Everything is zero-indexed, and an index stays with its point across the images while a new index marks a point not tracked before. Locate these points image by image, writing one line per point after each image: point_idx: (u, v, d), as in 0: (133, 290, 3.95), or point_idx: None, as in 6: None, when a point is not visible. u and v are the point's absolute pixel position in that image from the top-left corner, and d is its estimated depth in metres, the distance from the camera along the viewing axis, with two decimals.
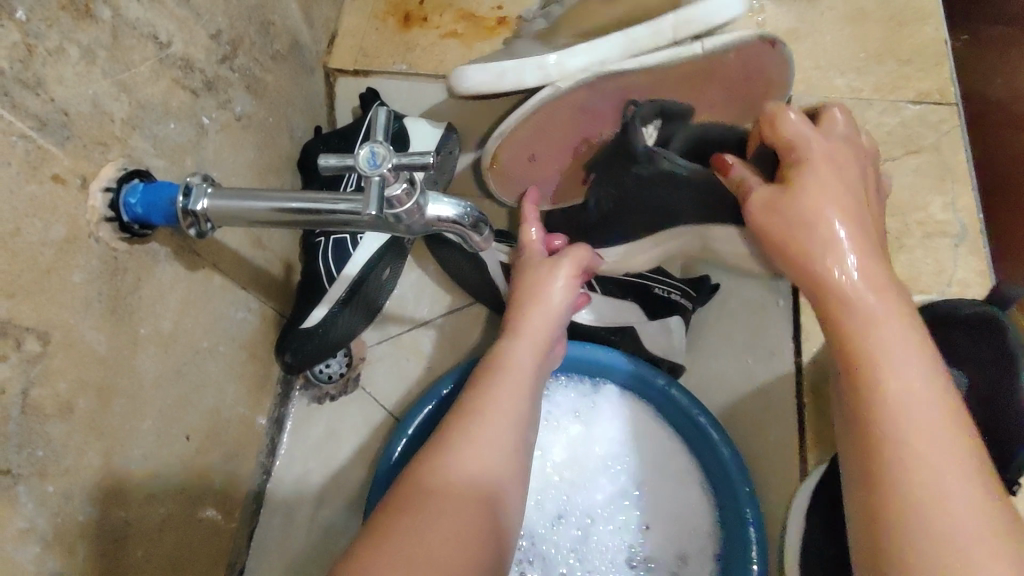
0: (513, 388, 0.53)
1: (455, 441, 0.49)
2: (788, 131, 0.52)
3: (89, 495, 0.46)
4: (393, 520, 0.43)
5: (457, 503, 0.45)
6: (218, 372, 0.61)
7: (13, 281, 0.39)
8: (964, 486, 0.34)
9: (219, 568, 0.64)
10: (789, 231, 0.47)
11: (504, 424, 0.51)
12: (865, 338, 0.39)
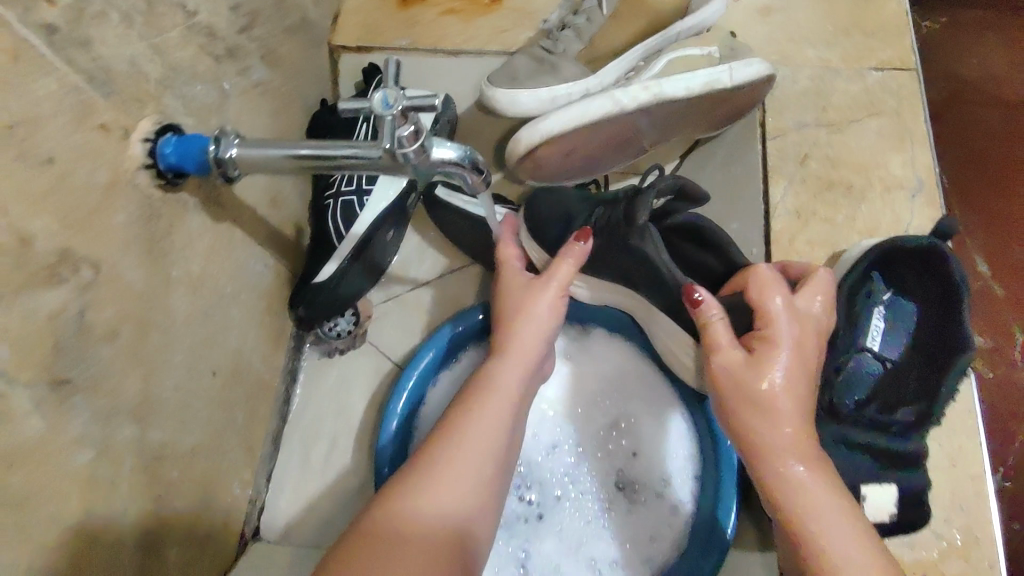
0: (494, 414, 0.55)
1: (432, 466, 0.50)
2: (767, 300, 0.52)
3: (132, 416, 0.51)
4: (375, 526, 0.45)
5: (437, 527, 0.47)
6: (238, 320, 0.66)
7: (68, 216, 0.44)
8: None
9: (241, 501, 0.70)
10: (733, 405, 0.50)
11: (484, 452, 0.52)
12: (799, 500, 0.45)
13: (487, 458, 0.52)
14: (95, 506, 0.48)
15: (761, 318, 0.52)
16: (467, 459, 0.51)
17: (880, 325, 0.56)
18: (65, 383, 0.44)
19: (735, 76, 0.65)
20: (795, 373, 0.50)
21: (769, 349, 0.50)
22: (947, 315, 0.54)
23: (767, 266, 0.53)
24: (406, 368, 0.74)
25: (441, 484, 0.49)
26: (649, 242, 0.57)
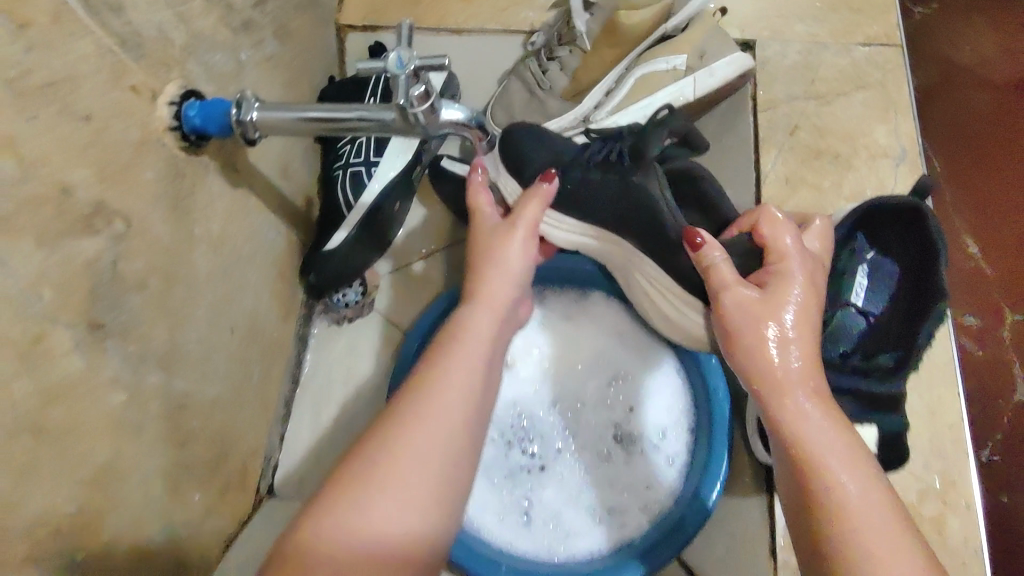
0: (467, 361, 0.57)
1: (408, 414, 0.52)
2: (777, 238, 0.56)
3: (159, 363, 0.54)
4: (358, 474, 0.49)
5: (415, 470, 0.49)
6: (255, 282, 0.69)
7: (103, 170, 0.47)
8: (905, 562, 0.42)
9: (256, 456, 0.73)
10: (748, 339, 0.53)
11: (458, 396, 0.54)
12: (809, 441, 0.47)
13: (462, 400, 0.54)
14: (127, 444, 0.51)
15: (772, 255, 0.55)
16: (443, 403, 0.53)
17: (863, 281, 0.59)
18: (99, 326, 0.47)
19: (695, 94, 0.73)
20: (801, 312, 0.53)
21: (780, 285, 0.54)
22: (924, 265, 0.57)
23: (777, 208, 0.57)
24: (407, 334, 0.79)
25: (419, 430, 0.51)
26: (654, 180, 0.62)
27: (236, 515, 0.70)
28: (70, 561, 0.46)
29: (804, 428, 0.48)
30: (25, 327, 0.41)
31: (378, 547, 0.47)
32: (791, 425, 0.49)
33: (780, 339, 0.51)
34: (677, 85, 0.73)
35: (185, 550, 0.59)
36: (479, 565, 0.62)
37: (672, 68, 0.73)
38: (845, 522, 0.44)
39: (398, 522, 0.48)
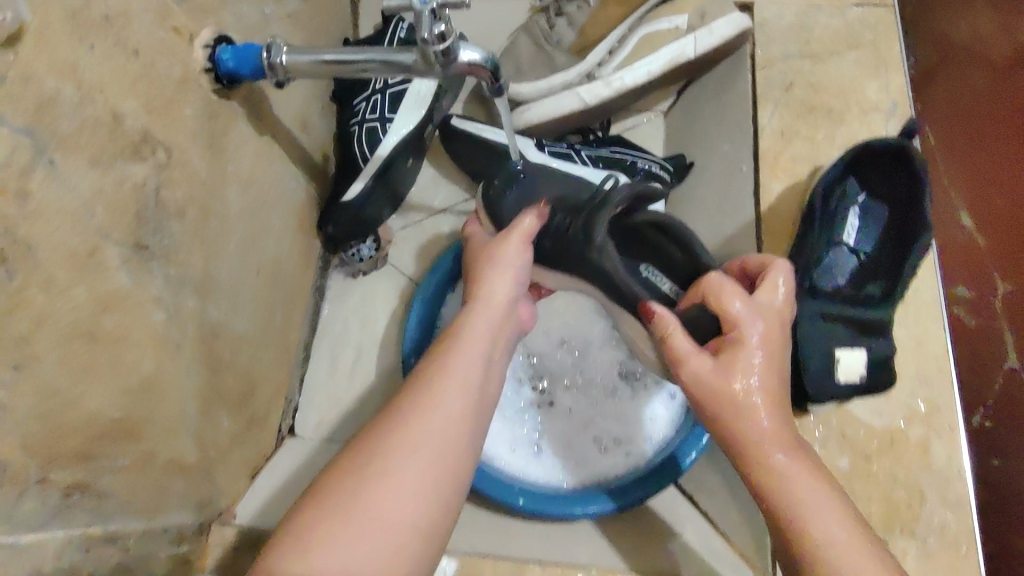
0: (465, 359, 0.56)
1: (402, 411, 0.51)
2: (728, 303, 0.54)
3: (194, 291, 0.58)
4: (352, 466, 0.48)
5: (407, 463, 0.48)
6: (277, 228, 0.73)
7: (151, 102, 0.50)
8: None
9: (279, 394, 0.77)
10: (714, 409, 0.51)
11: (456, 392, 0.53)
12: (788, 487, 0.48)
13: (459, 397, 0.53)
14: (166, 361, 0.55)
15: (725, 325, 0.54)
16: (437, 399, 0.52)
17: (853, 223, 0.66)
18: (143, 249, 0.51)
19: (695, 51, 0.77)
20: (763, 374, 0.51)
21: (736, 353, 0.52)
22: (911, 202, 0.61)
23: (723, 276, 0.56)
24: (414, 298, 0.83)
25: (412, 426, 0.50)
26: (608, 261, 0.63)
27: (259, 449, 0.73)
28: (109, 462, 0.49)
29: (783, 472, 0.48)
30: (80, 240, 0.45)
31: (369, 541, 0.45)
32: (768, 473, 0.49)
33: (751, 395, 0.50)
34: (678, 42, 0.77)
35: (215, 469, 0.64)
36: (501, 490, 0.68)
37: (674, 27, 0.79)
38: (825, 563, 0.45)
39: (392, 516, 0.46)
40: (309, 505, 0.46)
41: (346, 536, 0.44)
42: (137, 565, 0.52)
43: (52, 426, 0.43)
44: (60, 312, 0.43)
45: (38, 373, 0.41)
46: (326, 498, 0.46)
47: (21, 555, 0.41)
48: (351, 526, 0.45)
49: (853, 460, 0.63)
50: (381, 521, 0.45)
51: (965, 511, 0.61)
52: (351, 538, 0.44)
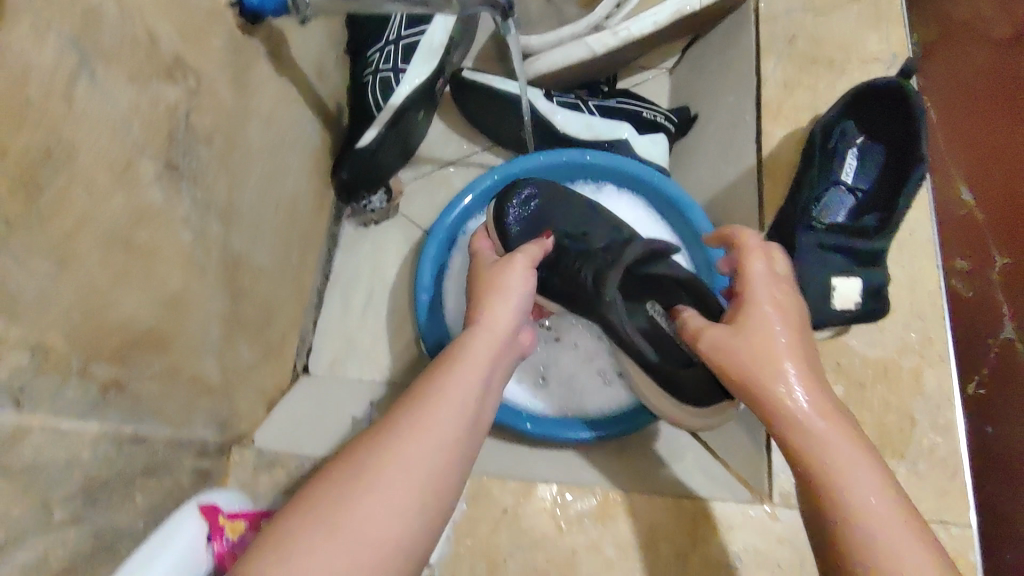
0: (465, 377, 0.52)
1: (402, 424, 0.48)
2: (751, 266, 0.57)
3: (218, 217, 0.61)
4: (342, 475, 0.45)
5: (398, 478, 0.45)
6: (294, 169, 0.76)
7: (184, 28, 0.53)
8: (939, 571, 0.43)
9: (293, 330, 0.81)
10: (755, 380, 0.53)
11: (450, 413, 0.49)
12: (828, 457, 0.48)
13: (456, 417, 0.49)
14: (193, 280, 0.57)
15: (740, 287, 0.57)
16: (433, 417, 0.49)
17: (852, 163, 0.69)
18: (175, 169, 0.53)
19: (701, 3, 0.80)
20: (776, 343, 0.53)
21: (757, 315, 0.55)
22: (909, 140, 0.64)
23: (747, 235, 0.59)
24: (427, 238, 0.77)
25: (407, 442, 0.46)
26: (612, 312, 0.64)
27: (275, 381, 0.77)
28: (141, 367, 0.52)
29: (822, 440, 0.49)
30: (118, 151, 0.46)
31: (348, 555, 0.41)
32: (810, 442, 0.49)
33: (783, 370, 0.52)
34: None
35: (235, 391, 0.67)
36: (509, 417, 0.73)
37: None
38: (869, 543, 0.45)
39: (377, 529, 0.43)
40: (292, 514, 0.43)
41: (323, 547, 0.41)
42: (162, 470, 0.55)
43: (91, 326, 0.45)
44: (98, 216, 0.44)
45: (79, 270, 0.43)
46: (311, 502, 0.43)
47: (64, 438, 0.44)
48: (329, 535, 0.41)
49: (847, 387, 0.66)
50: (364, 535, 0.42)
51: (954, 433, 0.64)
52: (328, 553, 0.41)
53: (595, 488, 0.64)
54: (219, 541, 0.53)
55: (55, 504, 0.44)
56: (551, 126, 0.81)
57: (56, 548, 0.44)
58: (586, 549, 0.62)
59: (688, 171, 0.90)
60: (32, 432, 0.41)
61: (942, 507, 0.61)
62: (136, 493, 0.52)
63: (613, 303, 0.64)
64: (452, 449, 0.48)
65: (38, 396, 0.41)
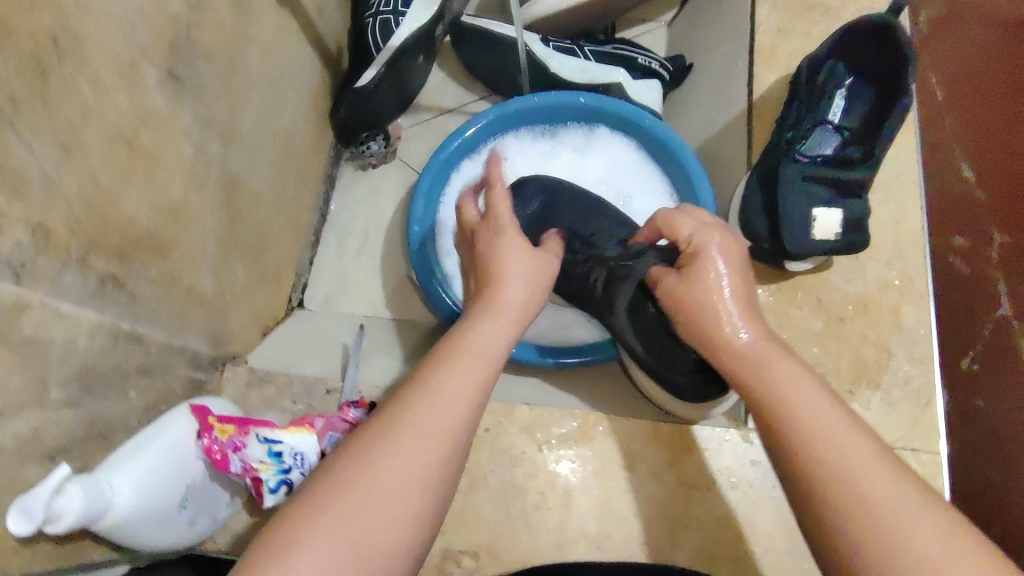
0: (476, 362, 0.48)
1: (406, 418, 0.43)
2: (680, 229, 0.61)
3: (218, 138, 0.62)
4: (346, 468, 0.40)
5: (410, 471, 0.41)
6: (292, 103, 0.77)
7: None
8: (923, 514, 0.41)
9: (288, 263, 0.84)
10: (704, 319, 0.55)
11: (459, 398, 0.45)
12: (805, 426, 0.47)
13: (468, 403, 0.45)
14: (193, 193, 0.59)
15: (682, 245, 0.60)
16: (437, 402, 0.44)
17: (840, 103, 0.71)
18: (176, 79, 0.53)
19: None
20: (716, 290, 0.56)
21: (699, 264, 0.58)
22: (896, 78, 0.65)
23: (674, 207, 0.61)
24: (423, 170, 0.78)
25: (412, 428, 0.42)
26: (616, 324, 0.66)
27: (268, 309, 0.79)
28: (141, 268, 0.53)
29: (798, 411, 0.47)
30: (123, 50, 0.46)
31: (355, 552, 0.37)
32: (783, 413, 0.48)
33: (728, 313, 0.54)
34: None
35: (230, 312, 0.69)
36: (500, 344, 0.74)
37: None
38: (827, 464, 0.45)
39: (386, 526, 0.39)
40: (294, 508, 0.38)
41: (327, 546, 0.37)
42: (156, 373, 0.57)
43: (94, 217, 0.46)
44: (103, 111, 0.45)
45: (85, 160, 0.44)
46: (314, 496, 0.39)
47: (65, 321, 0.45)
48: (328, 536, 0.37)
49: (827, 321, 0.68)
50: (368, 544, 0.38)
51: (929, 367, 0.66)
52: (333, 551, 0.37)
53: (575, 412, 0.66)
54: (207, 438, 0.55)
55: (54, 383, 0.45)
56: (547, 70, 0.82)
57: (52, 425, 0.45)
58: (562, 466, 0.64)
59: (682, 121, 0.91)
60: (32, 309, 0.42)
61: (913, 436, 0.63)
62: (132, 392, 0.54)
63: (616, 315, 0.66)
64: (463, 441, 0.44)
65: (39, 276, 0.42)
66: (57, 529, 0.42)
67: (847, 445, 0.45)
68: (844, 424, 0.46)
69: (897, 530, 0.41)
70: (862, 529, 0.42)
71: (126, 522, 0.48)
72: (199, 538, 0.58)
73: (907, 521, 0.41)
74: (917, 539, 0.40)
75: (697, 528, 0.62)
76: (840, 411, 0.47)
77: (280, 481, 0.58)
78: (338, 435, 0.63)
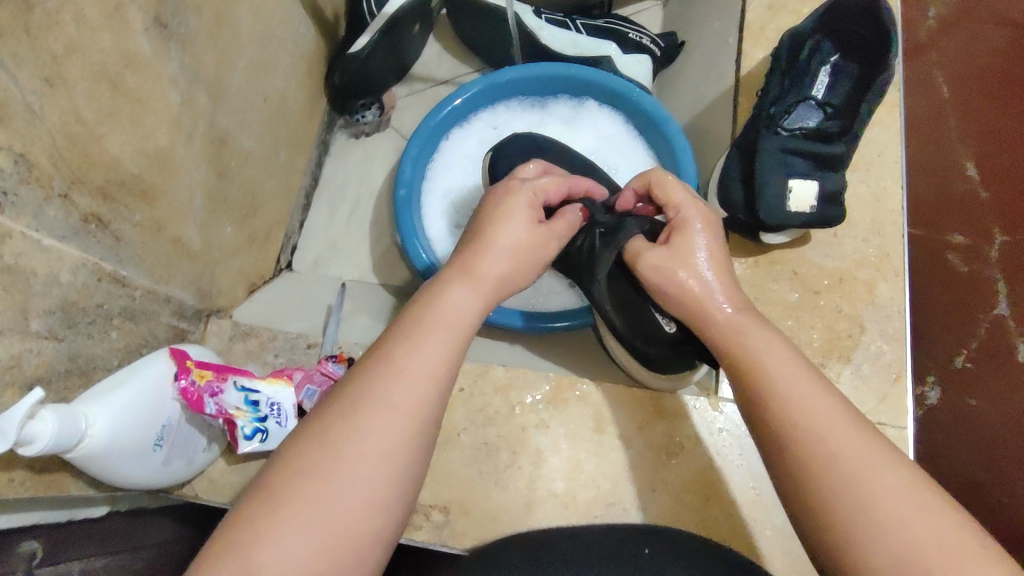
0: (438, 341, 0.44)
1: (364, 397, 0.41)
2: (669, 195, 0.58)
3: (207, 91, 0.63)
4: (303, 454, 0.39)
5: (367, 472, 0.39)
6: (284, 64, 0.79)
7: None
8: (889, 474, 0.41)
9: (278, 224, 0.85)
10: (678, 290, 0.55)
11: (421, 372, 0.43)
12: (779, 392, 0.45)
13: (429, 385, 0.43)
14: (180, 143, 0.60)
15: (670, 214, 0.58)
16: (388, 393, 0.42)
17: (824, 80, 0.72)
18: (164, 26, 0.54)
19: None
20: (698, 264, 0.54)
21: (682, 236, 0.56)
22: (879, 56, 0.66)
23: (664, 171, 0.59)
24: (411, 137, 0.79)
25: (365, 423, 0.40)
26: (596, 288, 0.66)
27: (257, 268, 0.81)
28: (125, 211, 0.54)
29: (773, 377, 0.46)
30: None
31: (306, 557, 0.37)
32: (759, 381, 0.47)
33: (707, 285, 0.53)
34: None
35: (218, 266, 0.71)
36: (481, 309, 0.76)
37: None
38: (808, 436, 0.43)
39: (348, 521, 0.38)
40: (244, 514, 0.38)
41: (290, 536, 0.37)
42: (141, 318, 0.58)
43: (77, 154, 0.48)
44: (86, 48, 0.46)
45: (67, 96, 0.46)
46: (260, 500, 0.38)
47: (46, 254, 0.46)
48: (291, 526, 0.37)
49: (803, 294, 0.68)
50: (334, 530, 0.38)
51: (901, 343, 0.66)
52: (297, 541, 0.37)
53: (550, 375, 0.67)
54: (185, 379, 0.56)
55: (35, 313, 0.46)
56: (539, 41, 0.84)
57: (33, 355, 0.46)
58: (535, 427, 0.65)
59: (672, 98, 0.92)
60: (14, 238, 0.43)
61: (882, 410, 0.64)
62: (116, 332, 0.55)
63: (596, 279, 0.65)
64: (428, 416, 0.42)
65: (20, 205, 0.44)
66: (30, 452, 0.43)
67: (820, 413, 0.44)
68: (817, 391, 0.45)
69: (867, 489, 0.41)
70: (834, 490, 0.41)
71: (101, 452, 0.49)
72: (178, 480, 0.60)
73: (874, 481, 0.41)
74: (885, 499, 0.40)
75: (664, 490, 0.63)
76: (815, 380, 0.46)
77: (256, 429, 0.59)
78: (316, 388, 0.64)
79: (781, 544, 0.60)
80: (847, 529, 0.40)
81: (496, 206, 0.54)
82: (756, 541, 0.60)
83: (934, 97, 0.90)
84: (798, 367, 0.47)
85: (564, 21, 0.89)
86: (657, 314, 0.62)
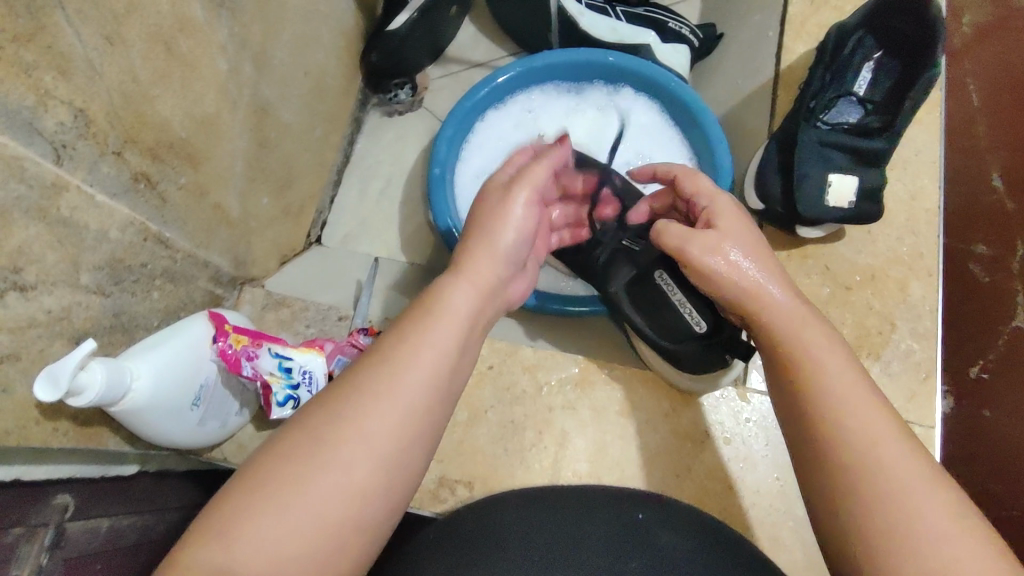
0: (442, 335, 0.45)
1: (362, 386, 0.41)
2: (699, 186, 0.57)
3: (252, 61, 0.64)
4: (296, 441, 0.40)
5: (357, 460, 0.39)
6: (325, 39, 0.79)
7: None
8: (932, 494, 0.39)
9: (310, 198, 0.86)
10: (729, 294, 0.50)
11: (424, 372, 0.43)
12: (828, 402, 0.43)
13: (426, 382, 0.43)
14: (226, 111, 0.60)
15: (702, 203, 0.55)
16: (381, 384, 0.41)
17: (865, 74, 0.72)
18: None
19: None
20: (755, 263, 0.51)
21: (722, 220, 0.53)
22: (925, 56, 0.66)
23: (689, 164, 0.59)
24: (447, 117, 0.80)
25: (362, 415, 0.40)
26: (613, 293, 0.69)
27: (288, 241, 0.81)
28: (173, 173, 0.55)
29: (824, 386, 0.44)
30: None
31: (286, 541, 0.37)
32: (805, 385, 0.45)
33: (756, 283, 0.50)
34: None
35: (254, 236, 0.72)
36: None
37: None
38: (855, 449, 0.41)
39: (330, 508, 0.38)
40: (235, 496, 0.38)
41: (271, 519, 0.37)
42: (180, 280, 0.59)
43: (132, 113, 0.48)
44: (145, 9, 0.47)
45: (124, 54, 0.46)
46: (254, 486, 0.38)
47: (99, 209, 0.47)
48: (273, 508, 0.37)
49: (833, 289, 0.69)
50: (320, 514, 0.38)
51: (932, 342, 0.66)
52: (276, 524, 0.37)
53: (578, 357, 0.68)
54: (222, 342, 0.57)
55: (86, 267, 0.47)
56: (578, 26, 0.85)
57: (81, 309, 0.47)
58: (562, 408, 0.66)
59: (707, 91, 0.92)
60: (70, 191, 0.44)
61: (909, 407, 0.64)
62: (156, 293, 0.56)
63: (615, 294, 0.69)
64: (426, 410, 0.42)
65: (78, 159, 0.45)
66: (77, 403, 0.44)
67: (868, 424, 0.42)
68: (867, 399, 0.43)
69: (909, 509, 0.39)
70: (877, 501, 0.39)
71: (143, 407, 0.50)
72: (211, 441, 0.61)
73: (914, 497, 0.39)
74: (925, 517, 0.38)
75: (689, 476, 0.63)
76: (867, 387, 0.44)
77: (288, 396, 0.60)
78: (346, 359, 0.65)
79: (802, 537, 0.60)
80: (888, 535, 0.39)
81: (487, 210, 0.53)
82: (780, 533, 0.61)
83: (965, 106, 0.89)
84: (858, 385, 0.44)
85: (603, 8, 0.90)
86: (682, 309, 0.63)
